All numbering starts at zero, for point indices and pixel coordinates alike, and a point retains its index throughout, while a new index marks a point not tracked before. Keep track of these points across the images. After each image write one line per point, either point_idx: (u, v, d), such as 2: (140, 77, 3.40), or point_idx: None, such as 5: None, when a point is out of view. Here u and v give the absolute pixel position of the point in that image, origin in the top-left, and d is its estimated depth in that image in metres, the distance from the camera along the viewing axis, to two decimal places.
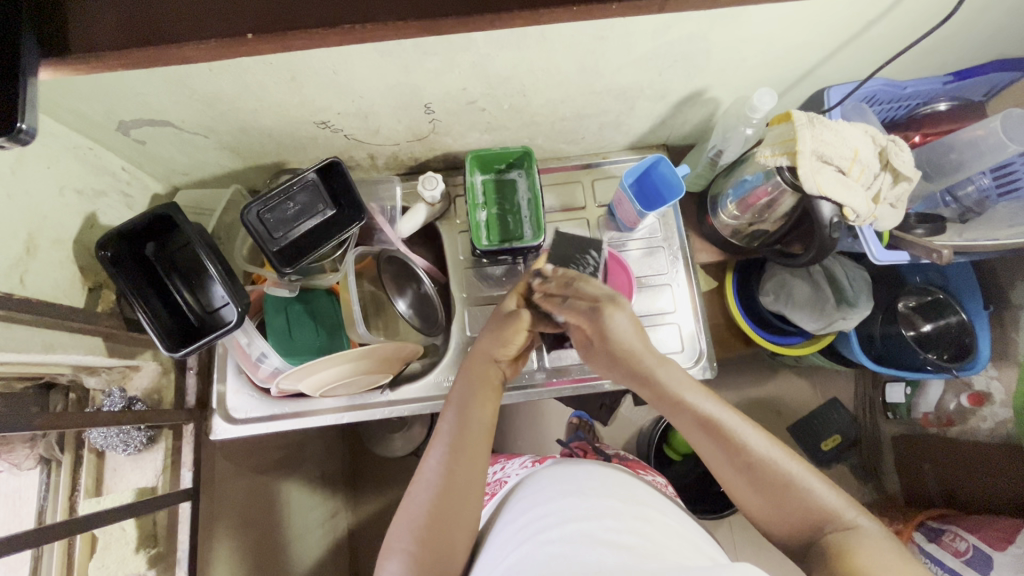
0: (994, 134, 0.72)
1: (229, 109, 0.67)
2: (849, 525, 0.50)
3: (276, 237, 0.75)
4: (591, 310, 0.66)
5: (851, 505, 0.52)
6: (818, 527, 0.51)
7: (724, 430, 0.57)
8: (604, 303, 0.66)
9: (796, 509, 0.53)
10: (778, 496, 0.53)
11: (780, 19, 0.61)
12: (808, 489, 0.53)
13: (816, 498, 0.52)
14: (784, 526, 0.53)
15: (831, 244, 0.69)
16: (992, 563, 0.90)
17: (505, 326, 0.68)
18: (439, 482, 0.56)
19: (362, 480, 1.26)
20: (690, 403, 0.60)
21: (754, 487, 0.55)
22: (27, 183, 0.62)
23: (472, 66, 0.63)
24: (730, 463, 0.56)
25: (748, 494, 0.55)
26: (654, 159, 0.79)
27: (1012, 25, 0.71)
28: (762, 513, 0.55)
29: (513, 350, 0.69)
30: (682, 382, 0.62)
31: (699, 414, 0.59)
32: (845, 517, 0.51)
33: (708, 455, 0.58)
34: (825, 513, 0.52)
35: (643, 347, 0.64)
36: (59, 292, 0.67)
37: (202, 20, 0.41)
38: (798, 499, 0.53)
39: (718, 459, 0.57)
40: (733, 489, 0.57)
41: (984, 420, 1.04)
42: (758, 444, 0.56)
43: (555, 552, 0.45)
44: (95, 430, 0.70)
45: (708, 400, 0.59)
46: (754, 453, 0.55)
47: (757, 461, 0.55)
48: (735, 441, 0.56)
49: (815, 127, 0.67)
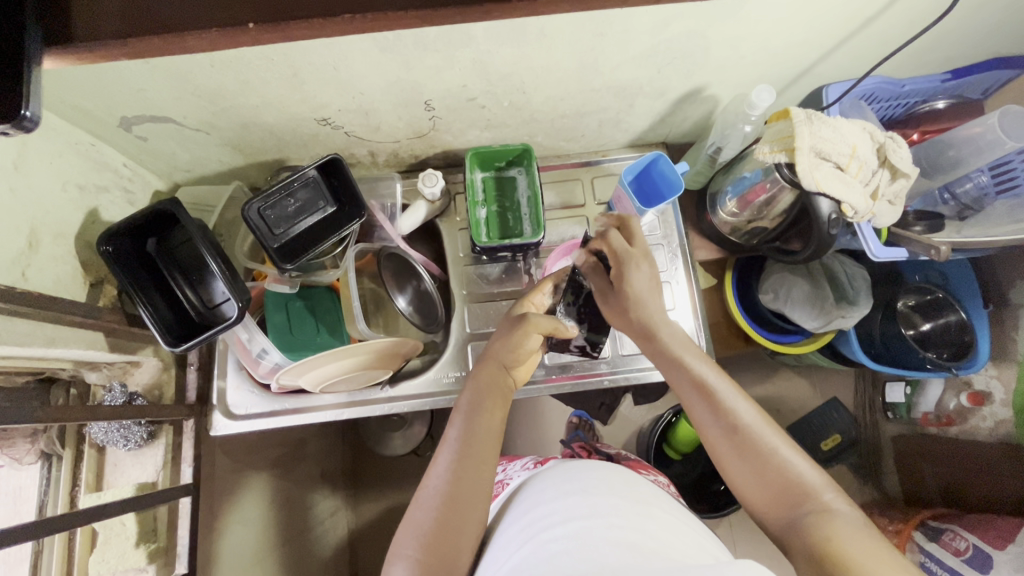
0: (991, 130, 0.72)
1: (230, 105, 0.67)
2: (826, 506, 0.50)
3: (276, 234, 0.75)
4: (619, 258, 0.67)
5: (831, 486, 0.52)
6: (796, 503, 0.52)
7: (716, 393, 0.58)
8: (631, 257, 0.66)
9: (775, 483, 0.53)
10: (760, 466, 0.54)
11: (777, 16, 0.61)
12: (790, 464, 0.54)
13: (796, 474, 0.53)
14: (763, 499, 0.54)
15: (829, 241, 0.69)
16: (991, 561, 0.90)
17: (515, 329, 0.70)
18: (446, 489, 0.56)
19: (362, 479, 1.26)
20: (687, 364, 0.61)
21: (738, 454, 0.56)
22: (29, 178, 0.62)
23: (473, 63, 0.64)
24: (717, 426, 0.57)
25: (732, 461, 0.56)
26: (654, 155, 0.79)
27: (1009, 23, 0.71)
28: (744, 483, 0.56)
29: (523, 354, 0.70)
30: (684, 342, 0.64)
31: (695, 375, 0.60)
32: (822, 497, 0.51)
33: (699, 417, 0.59)
34: (804, 490, 0.52)
35: (654, 304, 0.66)
36: (60, 286, 0.67)
37: (202, 9, 0.41)
38: (779, 472, 0.53)
39: (707, 422, 0.58)
40: (719, 457, 0.58)
41: (984, 419, 1.04)
42: (746, 411, 0.57)
43: (558, 551, 0.46)
44: (95, 424, 0.70)
45: (705, 363, 0.61)
46: (742, 420, 0.56)
47: (743, 427, 0.56)
48: (724, 406, 0.57)
49: (813, 123, 0.67)
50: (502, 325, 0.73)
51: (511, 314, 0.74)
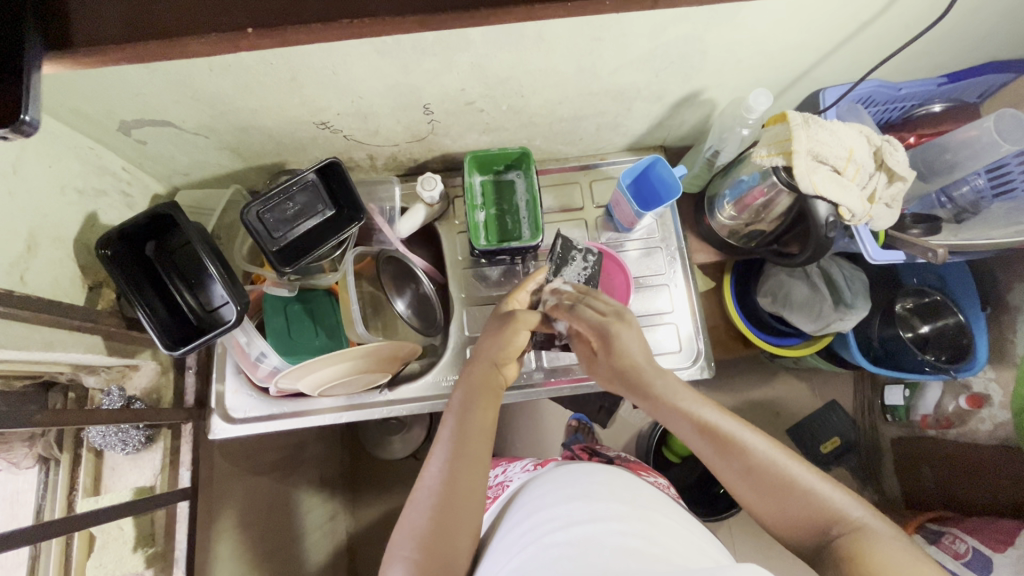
0: (987, 133, 0.72)
1: (229, 108, 0.68)
2: (857, 525, 0.50)
3: (275, 237, 0.75)
4: (602, 325, 0.68)
5: (858, 503, 0.52)
6: (825, 528, 0.51)
7: (723, 435, 0.57)
8: (613, 322, 0.67)
9: (802, 509, 0.53)
10: (783, 498, 0.54)
11: (774, 20, 0.61)
12: (812, 488, 0.53)
13: (821, 497, 0.53)
14: (793, 528, 0.53)
15: (827, 244, 0.70)
16: (992, 564, 0.90)
17: (504, 329, 0.70)
18: (441, 488, 0.55)
19: (361, 483, 1.26)
20: (690, 412, 0.60)
21: (758, 491, 0.55)
22: (28, 181, 0.62)
23: (471, 66, 0.64)
24: (732, 467, 0.56)
25: (752, 496, 0.55)
26: (652, 159, 0.79)
27: (1005, 27, 0.72)
28: (768, 515, 0.55)
29: (515, 350, 0.70)
30: (684, 387, 0.63)
31: (699, 420, 0.59)
32: (851, 516, 0.51)
33: (712, 461, 0.58)
34: (831, 513, 0.52)
35: (644, 363, 0.65)
36: (59, 289, 0.67)
37: (203, 13, 0.42)
38: (803, 499, 0.53)
39: (721, 464, 0.57)
40: (740, 495, 0.57)
41: (983, 421, 1.06)
42: (759, 443, 0.56)
43: (561, 555, 0.45)
44: (94, 428, 0.70)
45: (707, 407, 0.60)
46: (756, 454, 0.56)
47: (758, 464, 0.55)
48: (734, 444, 0.57)
49: (810, 127, 0.67)
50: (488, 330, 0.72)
51: (499, 313, 0.74)
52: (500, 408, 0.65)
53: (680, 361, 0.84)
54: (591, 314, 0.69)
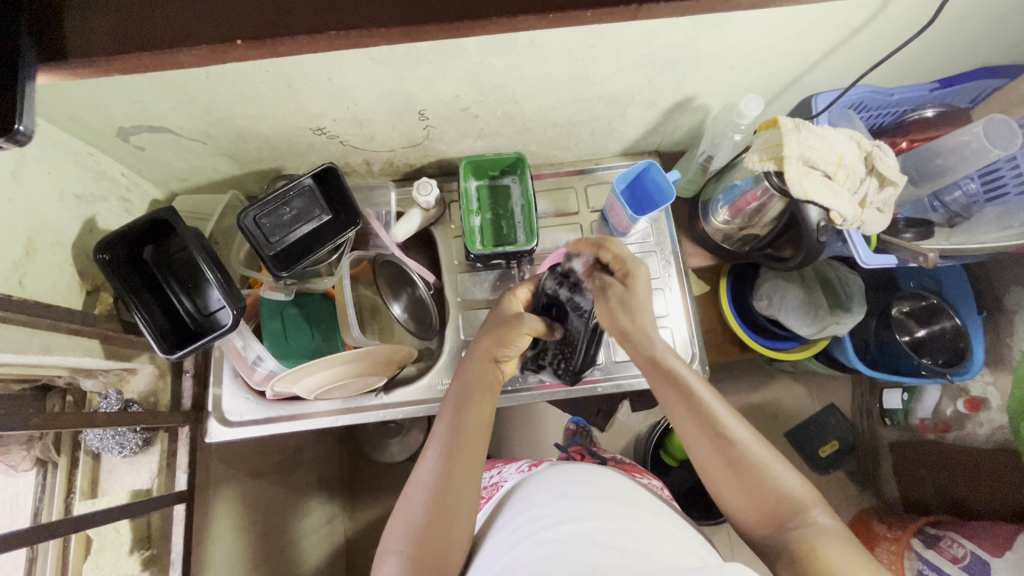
0: (977, 139, 0.72)
1: (225, 114, 0.68)
2: (814, 521, 0.51)
3: (271, 242, 0.76)
4: (629, 258, 0.69)
5: (818, 501, 0.53)
6: (784, 518, 0.52)
7: (705, 410, 0.58)
8: (637, 256, 0.69)
9: (766, 496, 0.53)
10: (750, 483, 0.54)
11: (763, 27, 0.62)
12: (779, 479, 0.54)
13: (785, 489, 0.53)
14: (752, 514, 0.54)
15: (819, 248, 0.70)
16: (989, 565, 0.90)
17: (506, 328, 0.71)
18: (435, 484, 0.56)
19: (360, 486, 1.27)
20: (679, 383, 0.60)
21: (728, 468, 0.55)
22: (27, 187, 0.63)
23: (464, 73, 0.64)
24: (710, 442, 0.57)
25: (718, 475, 0.56)
26: (646, 164, 0.80)
27: (997, 33, 0.72)
28: (729, 495, 0.56)
29: (512, 351, 0.71)
30: (674, 360, 0.63)
31: (685, 391, 0.59)
32: (810, 512, 0.52)
33: (688, 432, 0.58)
34: (792, 505, 0.52)
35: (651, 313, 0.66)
36: (57, 294, 0.68)
37: (190, 25, 0.42)
38: (769, 488, 0.54)
39: (697, 439, 0.58)
40: (707, 472, 0.57)
41: (981, 426, 1.04)
42: (736, 428, 0.57)
43: (549, 552, 0.46)
44: (91, 431, 0.71)
45: (694, 380, 0.61)
46: (734, 436, 0.56)
47: (735, 444, 0.56)
48: (715, 421, 0.57)
49: (801, 132, 0.67)
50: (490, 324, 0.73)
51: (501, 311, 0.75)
52: (497, 406, 0.66)
53: None
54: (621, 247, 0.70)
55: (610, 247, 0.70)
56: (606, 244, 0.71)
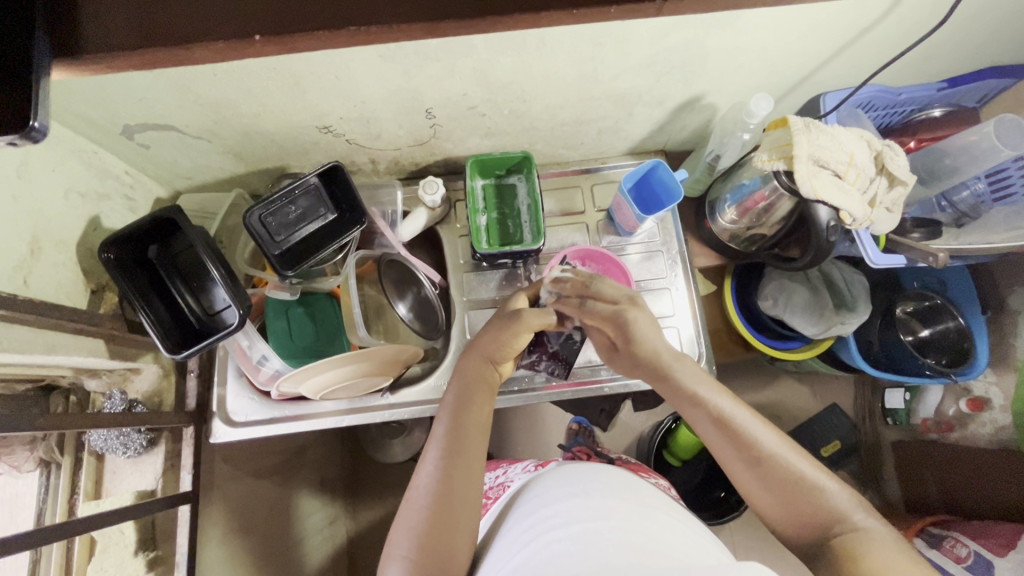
0: (986, 139, 0.73)
1: (232, 112, 0.68)
2: (856, 527, 0.51)
3: (277, 240, 0.75)
4: (615, 314, 0.67)
5: (860, 505, 0.53)
6: (824, 525, 0.52)
7: (732, 424, 0.58)
8: (625, 307, 0.67)
9: (803, 504, 0.54)
10: (787, 494, 0.54)
11: (775, 26, 0.62)
12: (817, 486, 0.54)
13: (823, 496, 0.53)
14: (793, 525, 0.54)
15: (828, 248, 0.70)
16: (993, 566, 0.90)
17: (503, 329, 0.68)
18: (436, 488, 0.55)
19: (361, 486, 1.26)
20: (704, 400, 0.61)
21: (762, 481, 0.56)
22: (32, 186, 0.63)
23: (474, 71, 0.64)
24: (741, 458, 0.57)
25: (755, 488, 0.56)
26: (653, 163, 0.79)
27: (1005, 34, 0.72)
28: (769, 507, 0.56)
29: (511, 352, 0.69)
30: (695, 377, 0.63)
31: (712, 409, 0.60)
32: (852, 518, 0.52)
33: (718, 448, 0.59)
34: (832, 513, 0.52)
35: (662, 346, 0.65)
36: (62, 293, 0.67)
37: (208, 21, 0.42)
38: (808, 497, 0.54)
39: (728, 455, 0.58)
40: (744, 486, 0.58)
41: (983, 425, 1.04)
42: (767, 439, 0.57)
43: (561, 552, 0.46)
44: (95, 431, 0.70)
45: (720, 395, 0.61)
46: (764, 449, 0.56)
47: (766, 457, 0.56)
48: (744, 436, 0.57)
49: (811, 132, 0.67)
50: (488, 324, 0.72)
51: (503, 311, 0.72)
52: (495, 406, 0.66)
53: None
54: (608, 301, 0.68)
55: (596, 293, 0.69)
56: (592, 289, 0.69)
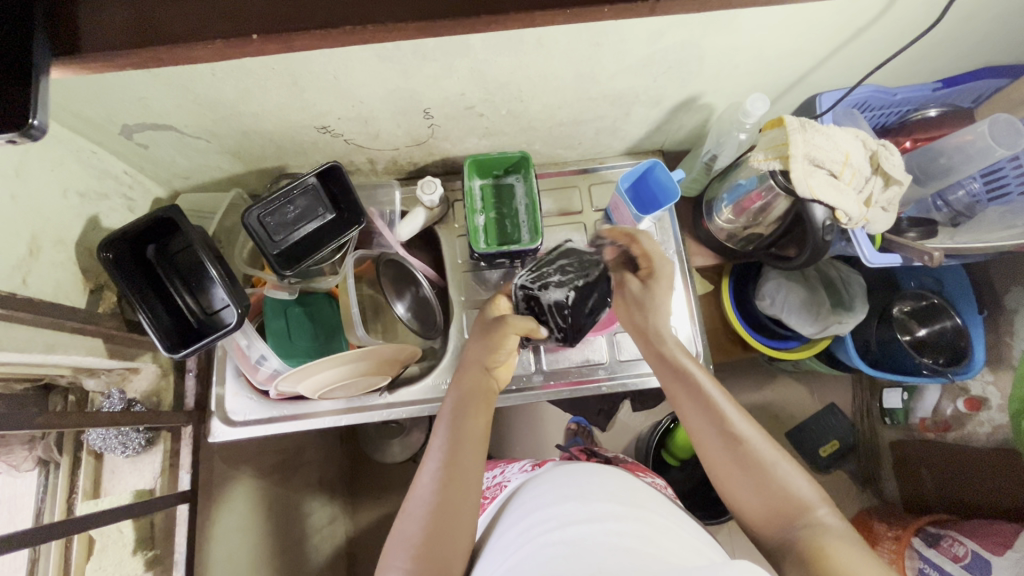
0: (981, 138, 0.73)
1: (230, 112, 0.68)
2: (818, 522, 0.51)
3: (276, 240, 0.75)
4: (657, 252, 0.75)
5: (825, 502, 0.53)
6: (789, 515, 0.53)
7: (711, 399, 0.60)
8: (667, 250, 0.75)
9: (770, 494, 0.54)
10: (758, 480, 0.55)
11: (770, 25, 0.62)
12: (785, 477, 0.55)
13: (791, 489, 0.54)
14: (758, 512, 0.55)
15: (825, 247, 0.72)
16: (991, 567, 0.90)
17: (493, 334, 0.71)
18: (433, 498, 0.56)
19: (361, 486, 1.26)
20: (687, 374, 0.63)
21: (735, 463, 0.56)
22: (31, 186, 0.63)
23: (471, 72, 0.64)
24: (717, 437, 0.58)
25: (726, 471, 0.57)
26: (650, 164, 0.79)
27: (999, 34, 0.73)
28: (736, 491, 0.56)
29: (503, 357, 0.71)
30: (682, 353, 0.66)
31: (694, 381, 0.62)
32: (817, 512, 0.52)
33: (696, 425, 0.60)
34: (798, 504, 0.53)
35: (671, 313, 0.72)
36: (61, 292, 0.67)
37: (208, 21, 0.42)
38: (776, 486, 0.54)
39: (705, 431, 0.59)
40: (715, 468, 0.58)
41: (981, 425, 1.04)
42: (744, 422, 0.58)
43: (554, 554, 0.46)
44: (94, 431, 0.70)
45: (703, 372, 0.63)
46: (741, 432, 0.57)
47: (742, 438, 0.57)
48: (723, 415, 0.58)
49: (806, 131, 0.67)
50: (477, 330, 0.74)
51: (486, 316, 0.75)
52: (492, 419, 0.65)
53: None
54: (649, 242, 0.75)
55: (638, 240, 0.76)
56: (635, 237, 0.76)
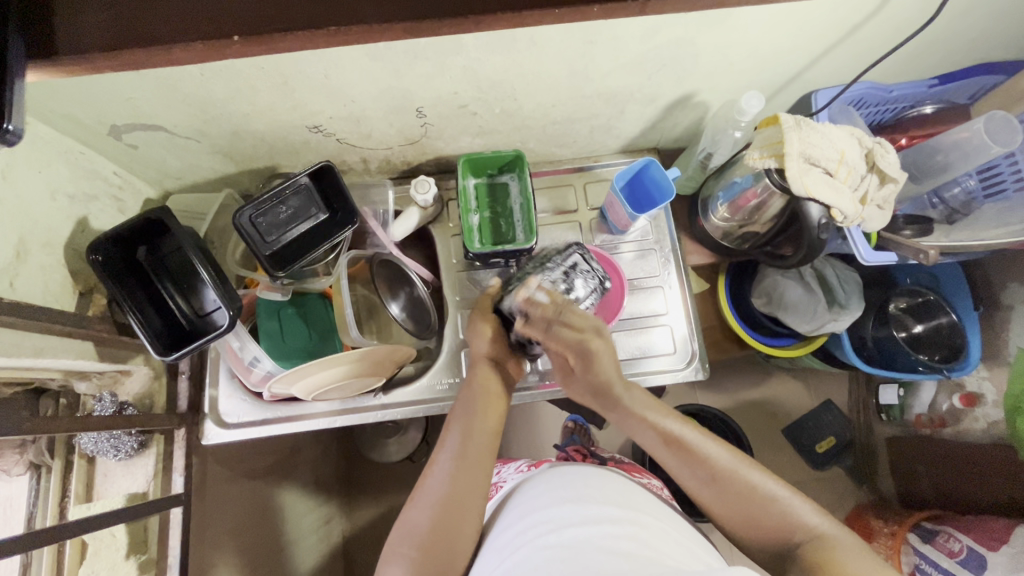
0: (977, 135, 0.72)
1: (220, 111, 0.67)
2: (818, 534, 0.52)
3: (268, 241, 0.74)
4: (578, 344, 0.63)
5: (820, 512, 0.54)
6: (787, 534, 0.54)
7: (683, 445, 0.61)
8: (591, 337, 0.64)
9: (760, 518, 0.55)
10: (747, 506, 0.56)
11: (766, 21, 0.61)
12: (774, 497, 0.56)
13: (781, 507, 0.55)
14: (756, 537, 0.55)
15: (819, 245, 0.71)
16: (986, 563, 0.90)
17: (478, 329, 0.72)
18: (446, 489, 0.56)
19: (357, 486, 1.26)
20: (653, 422, 0.64)
21: (719, 496, 0.57)
22: (16, 187, 0.62)
23: (463, 70, 0.64)
24: (696, 476, 0.59)
25: (713, 502, 0.58)
26: (645, 162, 0.79)
27: (996, 30, 0.72)
28: (730, 523, 0.57)
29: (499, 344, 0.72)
30: (648, 397, 0.66)
31: (661, 430, 0.63)
32: (813, 525, 0.53)
33: (675, 468, 0.61)
34: (792, 522, 0.54)
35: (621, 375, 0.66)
36: (49, 295, 0.66)
37: (189, 21, 0.41)
38: (768, 510, 0.55)
39: (684, 473, 0.60)
40: (703, 505, 0.59)
41: (976, 420, 1.03)
42: (719, 457, 0.59)
43: (551, 557, 0.45)
44: (86, 435, 0.69)
45: (671, 418, 0.64)
46: (718, 466, 0.58)
47: (720, 472, 0.58)
48: (698, 455, 0.60)
49: (802, 129, 0.67)
50: (473, 330, 0.73)
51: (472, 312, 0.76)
52: (504, 416, 0.67)
53: (674, 363, 0.84)
54: (570, 334, 0.64)
55: (557, 334, 0.64)
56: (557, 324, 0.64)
